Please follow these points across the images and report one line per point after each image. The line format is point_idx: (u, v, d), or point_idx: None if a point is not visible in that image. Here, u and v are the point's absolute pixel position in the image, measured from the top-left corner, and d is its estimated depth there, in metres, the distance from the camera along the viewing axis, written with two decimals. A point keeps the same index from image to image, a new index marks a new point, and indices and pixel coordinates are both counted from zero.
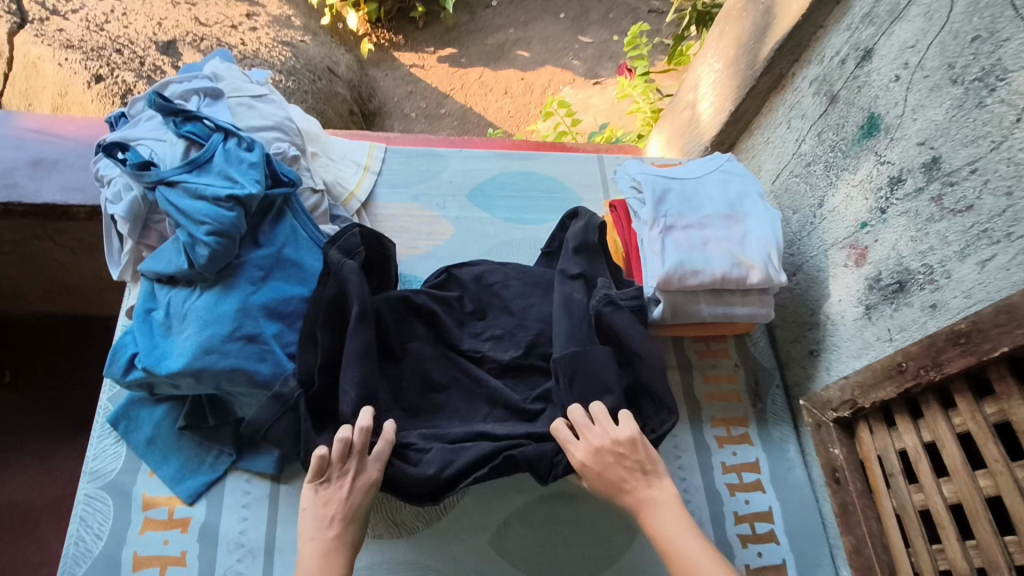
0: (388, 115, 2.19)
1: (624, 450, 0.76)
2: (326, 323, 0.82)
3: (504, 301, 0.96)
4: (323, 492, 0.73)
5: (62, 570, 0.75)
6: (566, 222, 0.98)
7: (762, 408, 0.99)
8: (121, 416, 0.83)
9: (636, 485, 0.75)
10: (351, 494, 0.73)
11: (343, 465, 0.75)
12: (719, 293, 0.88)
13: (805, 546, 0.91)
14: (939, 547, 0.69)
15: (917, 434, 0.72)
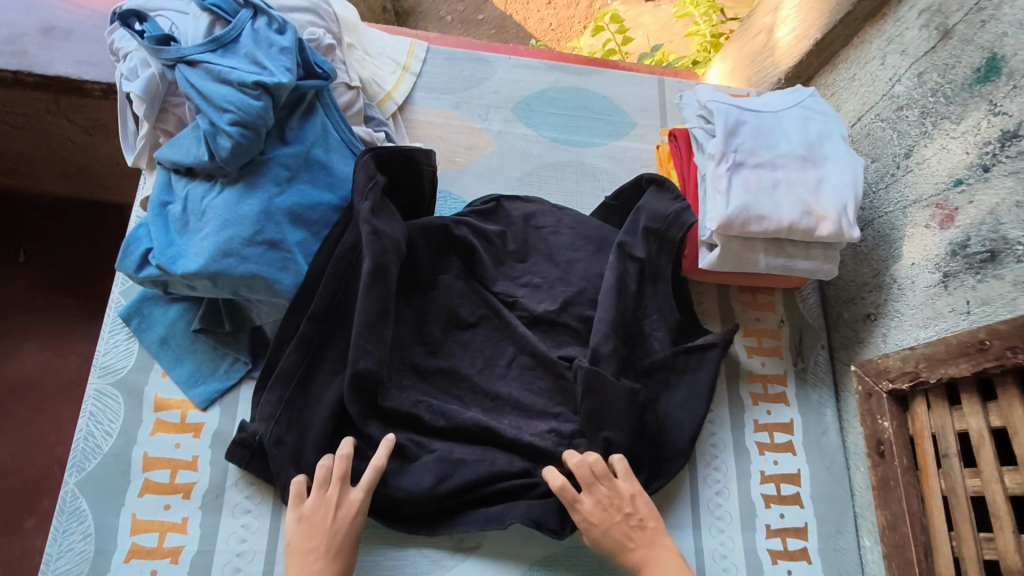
0: (420, 18, 2.01)
1: (629, 505, 0.73)
2: (333, 276, 0.77)
3: (550, 248, 0.90)
4: (306, 522, 0.69)
5: (71, 463, 0.73)
6: (645, 185, 0.88)
7: (804, 368, 0.93)
8: (133, 312, 0.79)
9: (637, 544, 0.72)
10: (336, 524, 0.69)
11: (327, 492, 0.70)
12: (781, 243, 0.80)
13: (829, 512, 0.87)
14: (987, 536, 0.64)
15: (985, 416, 0.66)
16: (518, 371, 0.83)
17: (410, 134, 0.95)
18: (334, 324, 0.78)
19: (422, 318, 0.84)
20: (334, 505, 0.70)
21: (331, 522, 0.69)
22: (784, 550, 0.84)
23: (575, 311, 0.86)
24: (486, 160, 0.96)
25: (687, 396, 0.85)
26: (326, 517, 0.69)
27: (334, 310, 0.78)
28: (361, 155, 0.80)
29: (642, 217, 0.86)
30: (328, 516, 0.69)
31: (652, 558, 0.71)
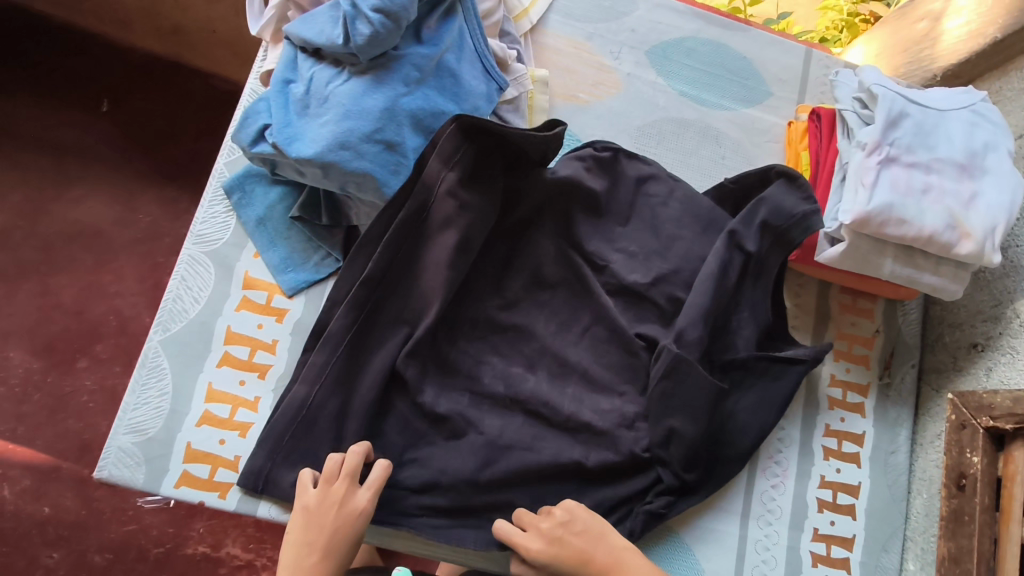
0: None
1: (565, 517, 0.67)
2: (392, 244, 0.73)
3: (655, 220, 0.83)
4: (307, 515, 0.64)
5: (157, 321, 0.74)
6: (772, 176, 0.81)
7: (888, 383, 0.89)
8: (237, 185, 0.78)
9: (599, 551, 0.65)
10: (340, 523, 0.64)
11: (333, 487, 0.65)
12: (913, 253, 0.75)
13: (880, 530, 0.84)
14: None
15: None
16: (601, 324, 0.80)
17: (537, 57, 0.90)
18: (386, 292, 0.74)
19: (505, 268, 0.81)
20: (339, 499, 0.65)
21: (331, 516, 0.64)
22: (827, 556, 0.82)
23: (661, 291, 0.80)
24: (609, 102, 0.91)
25: (758, 401, 0.79)
26: (328, 512, 0.64)
27: (387, 277, 0.74)
28: (447, 125, 0.72)
29: (754, 217, 0.79)
30: (329, 507, 0.64)
31: (613, 564, 0.65)
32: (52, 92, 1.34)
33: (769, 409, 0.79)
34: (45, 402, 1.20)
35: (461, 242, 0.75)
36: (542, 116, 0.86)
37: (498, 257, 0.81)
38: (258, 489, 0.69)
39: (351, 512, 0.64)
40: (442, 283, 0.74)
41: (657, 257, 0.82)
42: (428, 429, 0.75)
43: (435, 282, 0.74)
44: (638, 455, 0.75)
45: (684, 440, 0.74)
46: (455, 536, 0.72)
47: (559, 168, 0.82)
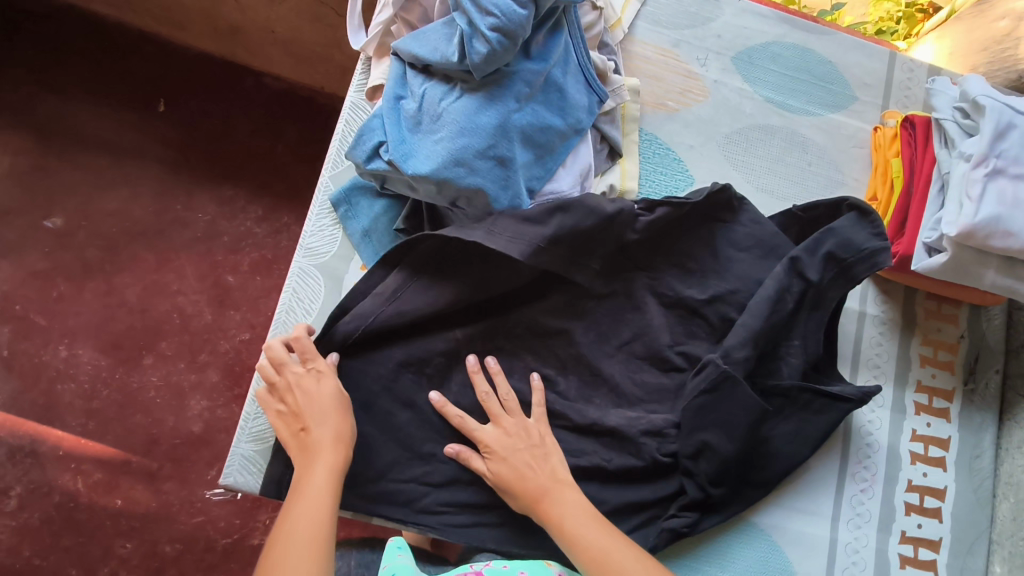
0: None
1: (531, 439, 0.73)
2: (416, 255, 0.76)
3: (713, 241, 0.85)
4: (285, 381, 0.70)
5: (272, 332, 0.76)
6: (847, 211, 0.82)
7: (972, 389, 0.90)
8: (344, 199, 0.79)
9: (537, 474, 0.71)
10: (309, 394, 0.69)
11: (310, 362, 0.71)
12: (1017, 265, 0.75)
13: (965, 533, 0.86)
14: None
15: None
16: (641, 341, 0.82)
17: (626, 65, 0.90)
18: (399, 307, 0.76)
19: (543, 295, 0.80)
20: (309, 380, 0.70)
21: (302, 405, 0.69)
22: (914, 557, 0.84)
23: (716, 309, 0.83)
24: (697, 110, 0.91)
25: (794, 431, 0.80)
26: (302, 391, 0.69)
27: (409, 289, 0.76)
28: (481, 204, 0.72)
29: (818, 246, 0.81)
30: (300, 394, 0.69)
31: (550, 490, 0.70)
32: (113, 93, 1.36)
33: (818, 424, 0.80)
34: (114, 398, 1.23)
35: (477, 270, 0.77)
36: (634, 124, 0.86)
37: (525, 284, 0.79)
38: (279, 495, 0.71)
39: (319, 382, 0.70)
40: (436, 306, 0.76)
41: (719, 275, 0.84)
42: None
43: (431, 303, 0.76)
44: (659, 460, 0.77)
45: (717, 454, 0.75)
46: (483, 531, 0.74)
47: (618, 204, 0.77)
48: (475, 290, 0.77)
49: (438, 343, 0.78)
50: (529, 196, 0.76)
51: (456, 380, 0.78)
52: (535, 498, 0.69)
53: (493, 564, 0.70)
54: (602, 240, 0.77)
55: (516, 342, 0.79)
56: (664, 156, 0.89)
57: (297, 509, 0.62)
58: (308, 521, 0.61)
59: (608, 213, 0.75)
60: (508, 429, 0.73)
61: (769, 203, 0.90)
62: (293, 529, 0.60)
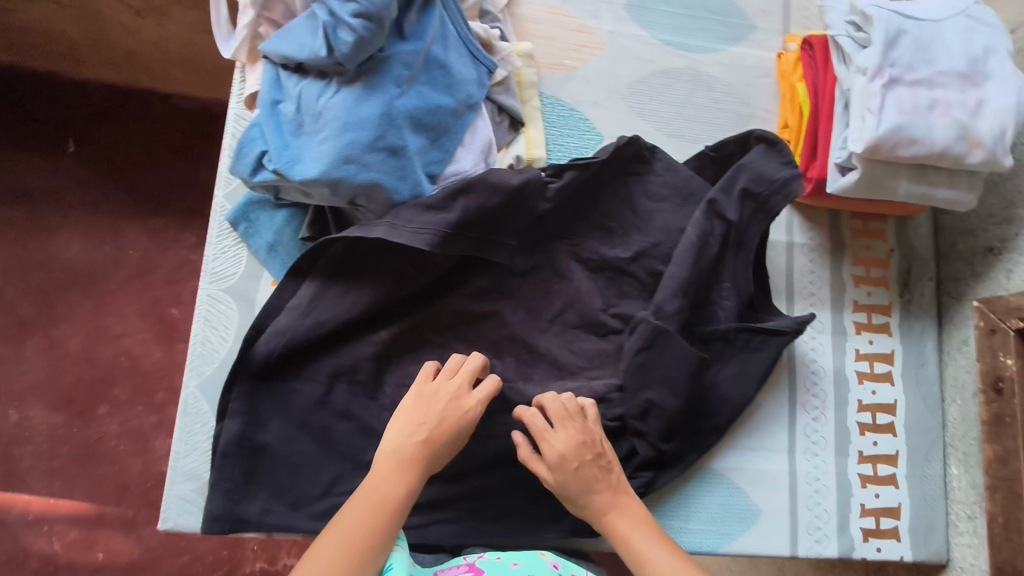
0: None
1: (600, 449, 0.71)
2: (325, 262, 0.73)
3: (630, 196, 0.84)
4: (427, 392, 0.70)
5: (190, 365, 0.73)
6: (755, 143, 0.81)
7: (908, 299, 0.91)
8: (241, 216, 0.76)
9: (604, 488, 0.69)
10: (451, 411, 0.69)
11: (450, 380, 0.71)
12: (925, 170, 0.75)
13: (920, 442, 0.87)
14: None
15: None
16: (573, 310, 0.81)
17: (516, 31, 0.87)
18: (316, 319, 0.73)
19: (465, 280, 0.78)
20: (457, 402, 0.70)
21: (451, 424, 0.68)
22: (874, 475, 0.85)
23: (643, 265, 0.82)
24: (596, 64, 0.89)
25: (736, 374, 0.80)
26: (438, 406, 0.68)
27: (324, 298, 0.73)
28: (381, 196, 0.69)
29: (734, 182, 0.80)
30: (448, 412, 0.69)
31: (616, 503, 0.69)
32: (11, 140, 1.28)
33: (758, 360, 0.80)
34: (73, 454, 1.19)
35: (388, 266, 0.74)
36: (532, 90, 0.84)
37: (445, 271, 0.76)
38: (225, 530, 0.69)
39: (466, 413, 0.69)
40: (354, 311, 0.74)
41: (638, 230, 0.83)
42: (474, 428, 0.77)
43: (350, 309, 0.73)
44: (608, 425, 0.77)
45: (663, 410, 0.76)
46: (442, 528, 0.73)
47: (523, 175, 0.75)
48: (394, 288, 0.74)
49: (365, 346, 0.75)
50: (430, 182, 0.73)
51: (391, 380, 0.76)
52: (603, 515, 0.68)
53: (487, 556, 0.70)
54: (514, 214, 0.75)
55: (446, 332, 0.78)
56: (569, 118, 0.86)
57: (357, 512, 0.62)
58: (362, 530, 0.61)
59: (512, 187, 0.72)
60: (593, 443, 0.71)
61: (680, 148, 0.89)
62: (344, 529, 0.61)
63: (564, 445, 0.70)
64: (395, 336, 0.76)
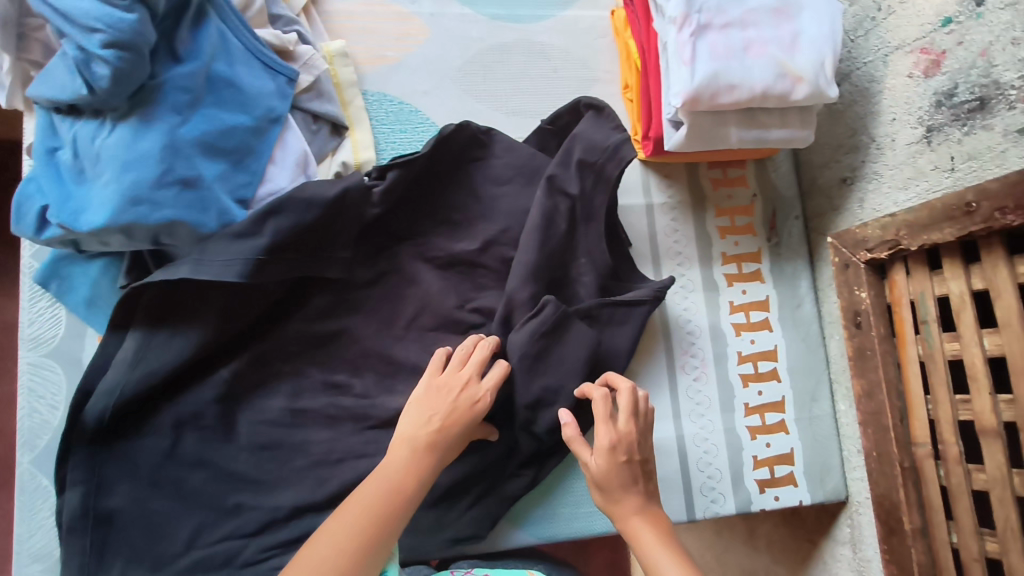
0: None
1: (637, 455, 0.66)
2: (148, 308, 0.70)
3: (473, 183, 0.80)
4: (438, 380, 0.70)
5: (21, 440, 0.70)
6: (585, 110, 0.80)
7: (777, 243, 0.89)
8: (50, 274, 0.72)
9: (631, 496, 0.65)
10: (459, 400, 0.68)
11: (460, 372, 0.70)
12: (754, 113, 0.73)
13: (804, 383, 0.87)
14: (1008, 395, 0.60)
15: (1012, 270, 0.58)
16: (428, 313, 0.78)
17: (329, 29, 0.82)
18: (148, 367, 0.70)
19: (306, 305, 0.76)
20: (469, 391, 0.69)
21: (466, 413, 0.68)
22: (763, 424, 0.85)
23: (494, 254, 0.79)
24: (420, 51, 0.84)
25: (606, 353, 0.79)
26: (450, 396, 0.68)
27: (153, 345, 0.70)
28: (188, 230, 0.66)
29: (570, 152, 0.78)
30: (459, 402, 0.68)
31: (646, 514, 0.64)
32: None
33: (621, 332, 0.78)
34: None
35: (217, 300, 0.71)
36: (354, 90, 0.80)
37: (274, 301, 0.75)
38: None
39: (475, 406, 0.68)
40: (188, 353, 0.71)
41: (484, 219, 0.80)
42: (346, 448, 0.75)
43: (183, 351, 0.70)
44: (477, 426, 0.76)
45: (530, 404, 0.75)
46: None
47: (342, 183, 0.70)
48: (223, 325, 0.72)
49: (205, 390, 0.73)
50: (241, 207, 0.69)
51: (243, 420, 0.74)
52: (626, 524, 0.64)
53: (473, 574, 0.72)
54: (339, 226, 0.71)
55: (297, 358, 0.76)
56: (398, 112, 0.82)
57: (365, 500, 0.62)
58: (369, 521, 0.60)
59: (329, 197, 0.68)
60: (628, 445, 0.66)
61: (521, 125, 0.86)
62: (349, 518, 0.60)
63: (609, 441, 0.65)
64: (239, 372, 0.74)
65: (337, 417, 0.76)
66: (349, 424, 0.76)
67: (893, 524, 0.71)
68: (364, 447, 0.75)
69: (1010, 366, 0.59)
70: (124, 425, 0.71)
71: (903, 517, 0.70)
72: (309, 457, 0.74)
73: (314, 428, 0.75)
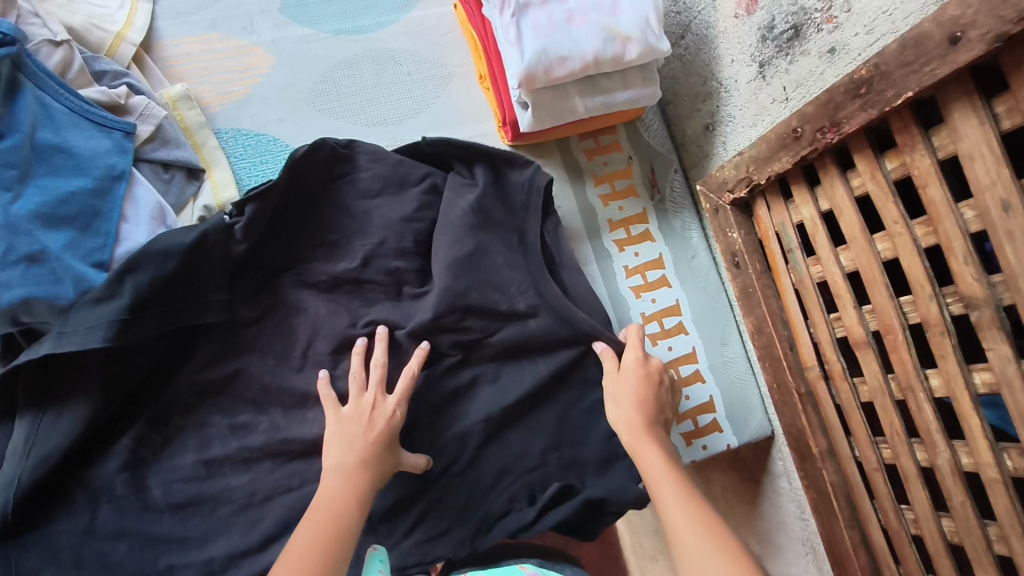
0: None
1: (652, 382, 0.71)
2: (28, 393, 0.67)
3: (344, 199, 0.79)
4: (346, 418, 0.68)
5: None
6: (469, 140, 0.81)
7: (662, 199, 0.90)
8: None
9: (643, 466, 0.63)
10: (375, 422, 0.67)
11: (364, 398, 0.70)
12: (595, 80, 0.73)
13: (711, 330, 0.88)
14: (870, 305, 0.61)
15: (847, 185, 0.60)
16: (323, 337, 0.76)
17: (169, 75, 0.82)
18: (42, 456, 0.66)
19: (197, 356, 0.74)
20: (380, 409, 0.69)
21: (385, 430, 0.67)
22: (679, 379, 0.85)
23: (377, 266, 0.78)
24: (267, 80, 0.83)
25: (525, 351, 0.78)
26: (362, 420, 0.67)
27: (42, 430, 0.67)
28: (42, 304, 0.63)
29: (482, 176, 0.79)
30: (374, 421, 0.67)
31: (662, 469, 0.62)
32: None
33: (525, 323, 0.77)
34: None
35: (102, 372, 0.69)
36: (205, 131, 0.79)
37: (161, 356, 0.73)
38: None
39: (390, 417, 0.68)
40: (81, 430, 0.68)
41: (364, 237, 0.79)
42: (269, 488, 0.73)
43: (75, 429, 0.68)
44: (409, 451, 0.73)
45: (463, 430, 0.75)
46: None
47: (200, 227, 0.69)
48: (112, 392, 0.70)
49: (110, 461, 0.70)
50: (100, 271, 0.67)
51: (156, 482, 0.72)
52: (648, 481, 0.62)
53: None
54: (206, 268, 0.70)
55: (198, 409, 0.74)
56: (256, 144, 0.81)
57: (312, 533, 0.58)
58: (319, 548, 0.57)
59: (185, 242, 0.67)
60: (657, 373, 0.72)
61: (386, 133, 0.85)
62: (298, 552, 0.57)
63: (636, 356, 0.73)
64: (142, 436, 0.72)
65: (253, 458, 0.74)
66: (268, 462, 0.74)
67: (804, 449, 0.73)
68: (287, 481, 0.74)
69: (865, 277, 0.60)
70: (30, 516, 0.68)
71: (810, 442, 0.71)
72: (233, 504, 0.72)
73: (233, 474, 0.73)
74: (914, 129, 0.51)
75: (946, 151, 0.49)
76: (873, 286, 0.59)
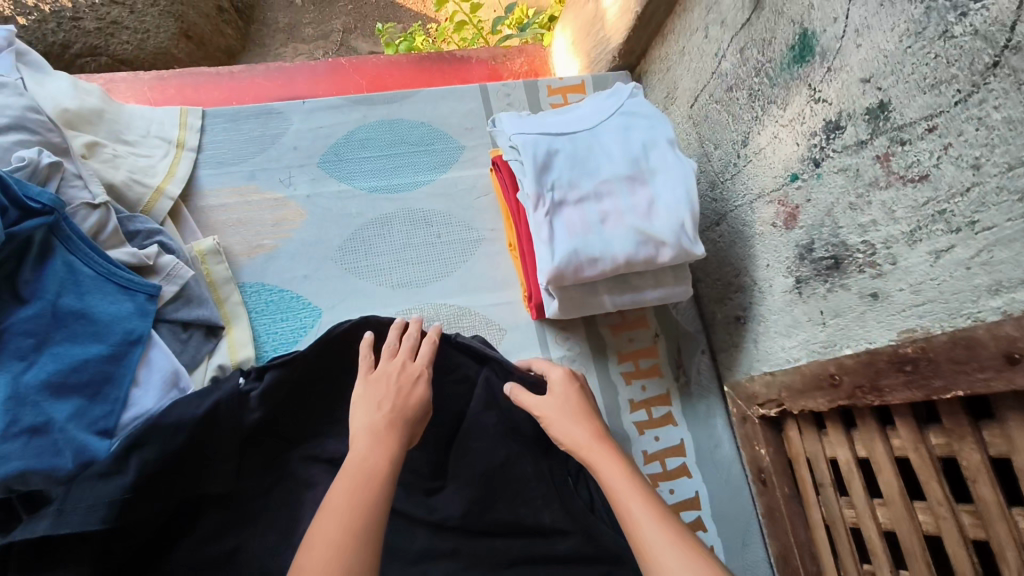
0: (259, 45, 1.88)
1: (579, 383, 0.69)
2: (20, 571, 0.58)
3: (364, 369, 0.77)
4: (373, 380, 0.65)
5: None
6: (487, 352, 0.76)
7: (686, 381, 0.86)
8: None
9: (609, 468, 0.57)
10: (404, 387, 0.65)
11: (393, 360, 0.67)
12: (625, 277, 0.73)
13: (730, 528, 0.80)
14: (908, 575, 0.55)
15: (886, 442, 0.56)
16: None
17: (204, 224, 0.83)
18: None
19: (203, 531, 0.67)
20: (408, 374, 0.66)
21: (410, 394, 0.64)
22: None
23: None
24: (298, 235, 0.84)
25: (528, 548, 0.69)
26: (392, 382, 0.65)
27: None
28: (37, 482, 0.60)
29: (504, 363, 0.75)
30: (402, 386, 0.65)
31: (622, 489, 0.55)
32: None
33: (538, 515, 0.71)
34: None
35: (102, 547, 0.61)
36: (229, 285, 0.79)
37: (160, 527, 0.66)
38: None
39: (418, 382, 0.66)
40: None
41: None
42: None
43: None
44: None
45: None
46: None
47: (211, 396, 0.67)
48: (104, 567, 0.61)
49: None
50: (103, 440, 0.65)
51: None
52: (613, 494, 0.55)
53: None
54: (219, 436, 0.67)
55: None
56: (278, 300, 0.81)
57: (350, 490, 0.53)
58: (355, 506, 0.52)
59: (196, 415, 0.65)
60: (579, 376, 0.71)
61: (409, 295, 0.84)
62: (339, 505, 0.52)
63: (561, 373, 0.70)
64: None
65: None
66: None
67: None
68: None
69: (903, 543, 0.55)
70: None
71: None
72: None
73: None
74: (962, 418, 0.48)
75: (999, 450, 0.45)
76: (913, 559, 0.53)
